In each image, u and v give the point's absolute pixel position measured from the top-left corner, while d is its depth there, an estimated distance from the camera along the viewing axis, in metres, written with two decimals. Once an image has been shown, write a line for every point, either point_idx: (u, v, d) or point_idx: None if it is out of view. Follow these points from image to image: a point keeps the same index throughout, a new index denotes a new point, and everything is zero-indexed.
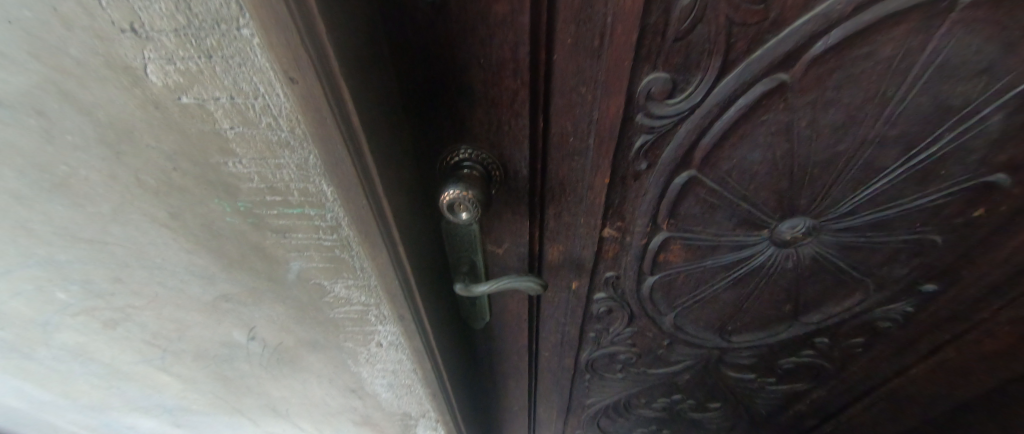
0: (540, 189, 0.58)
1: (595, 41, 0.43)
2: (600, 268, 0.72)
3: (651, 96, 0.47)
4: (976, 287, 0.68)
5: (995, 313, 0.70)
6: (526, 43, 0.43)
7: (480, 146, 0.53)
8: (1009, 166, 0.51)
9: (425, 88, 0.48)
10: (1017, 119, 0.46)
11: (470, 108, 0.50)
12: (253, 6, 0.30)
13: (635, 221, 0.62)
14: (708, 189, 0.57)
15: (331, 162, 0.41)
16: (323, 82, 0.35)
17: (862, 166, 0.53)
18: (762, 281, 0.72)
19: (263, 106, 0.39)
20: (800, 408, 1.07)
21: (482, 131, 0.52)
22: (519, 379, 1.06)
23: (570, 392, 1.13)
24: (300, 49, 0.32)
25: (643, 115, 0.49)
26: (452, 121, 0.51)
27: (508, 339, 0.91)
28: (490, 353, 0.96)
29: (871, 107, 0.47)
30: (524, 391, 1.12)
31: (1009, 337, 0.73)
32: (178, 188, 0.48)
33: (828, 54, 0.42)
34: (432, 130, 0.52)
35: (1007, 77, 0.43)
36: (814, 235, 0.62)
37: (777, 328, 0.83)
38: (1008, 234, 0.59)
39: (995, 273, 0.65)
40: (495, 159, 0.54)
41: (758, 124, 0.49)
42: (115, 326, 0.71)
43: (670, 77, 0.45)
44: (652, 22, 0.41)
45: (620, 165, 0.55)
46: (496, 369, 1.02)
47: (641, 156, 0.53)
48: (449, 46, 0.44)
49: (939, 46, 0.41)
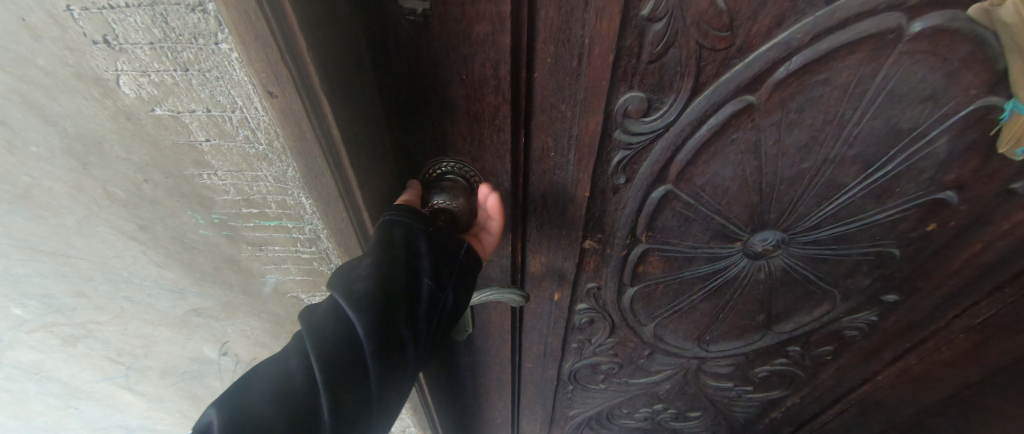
0: (522, 203, 0.60)
1: (574, 60, 0.44)
2: (581, 279, 0.73)
3: (628, 114, 0.48)
4: (933, 296, 0.72)
5: (951, 322, 0.75)
6: (507, 62, 0.44)
7: (461, 159, 0.54)
8: (957, 184, 0.55)
9: (406, 104, 0.49)
10: (961, 141, 0.50)
11: (451, 122, 0.50)
12: (233, 23, 0.31)
13: (615, 234, 0.64)
14: (684, 203, 0.59)
15: (310, 172, 0.42)
16: (302, 97, 0.35)
17: (824, 184, 0.55)
18: (737, 291, 0.74)
19: (241, 119, 0.38)
20: (776, 415, 1.10)
21: (464, 145, 0.52)
22: (501, 391, 1.05)
23: (554, 403, 1.13)
24: (280, 64, 0.33)
25: (621, 131, 0.50)
26: (434, 135, 0.52)
27: (490, 351, 0.90)
28: (473, 367, 0.95)
29: (831, 128, 0.49)
30: (507, 404, 1.12)
31: (964, 344, 0.78)
32: (148, 201, 0.46)
33: (790, 78, 0.45)
34: (414, 143, 0.52)
35: (949, 103, 0.46)
36: (784, 247, 0.64)
37: (752, 337, 0.85)
38: (958, 247, 0.63)
39: (949, 283, 0.69)
40: (478, 172, 0.55)
41: (729, 142, 0.52)
42: (75, 342, 0.68)
43: (645, 96, 0.47)
44: (627, 45, 0.43)
45: (599, 179, 0.56)
46: (478, 382, 1.01)
47: (619, 170, 0.55)
48: (431, 61, 0.45)
49: (888, 73, 0.44)
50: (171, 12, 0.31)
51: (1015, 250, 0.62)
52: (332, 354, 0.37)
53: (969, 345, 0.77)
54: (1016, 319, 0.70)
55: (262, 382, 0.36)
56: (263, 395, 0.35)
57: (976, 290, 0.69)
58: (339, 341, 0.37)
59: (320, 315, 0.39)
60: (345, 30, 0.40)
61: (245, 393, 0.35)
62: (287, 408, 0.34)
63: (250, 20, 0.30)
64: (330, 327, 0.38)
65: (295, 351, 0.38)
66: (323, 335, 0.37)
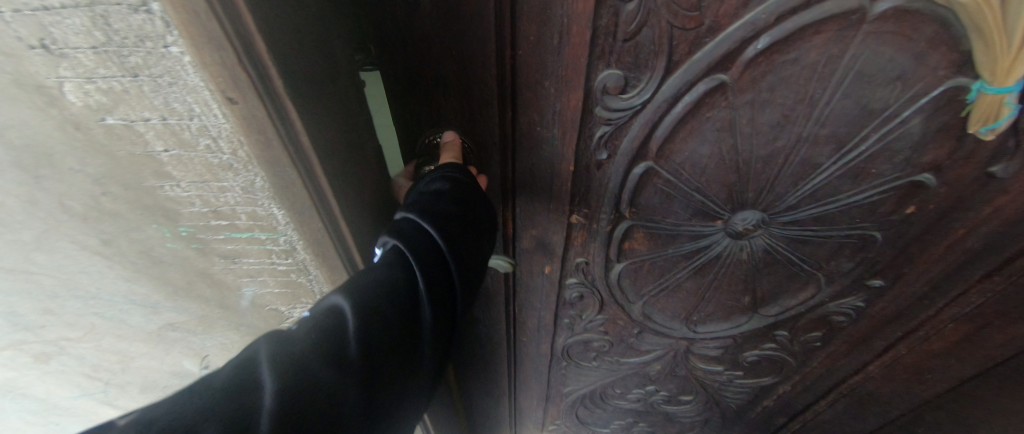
0: (506, 183, 0.63)
1: (554, 39, 0.46)
2: (571, 253, 0.74)
3: (607, 91, 0.49)
4: (918, 283, 0.73)
5: (939, 311, 0.76)
6: (493, 40, 0.47)
7: (458, 129, 0.57)
8: (933, 167, 0.55)
9: (404, 79, 0.54)
10: (934, 122, 0.50)
11: (444, 96, 0.54)
12: (183, 24, 0.29)
13: (601, 208, 0.64)
14: (665, 180, 0.60)
15: (281, 181, 0.41)
16: (265, 100, 0.35)
17: (799, 163, 0.56)
18: (720, 271, 0.75)
19: (200, 127, 0.37)
20: (768, 403, 1.12)
21: (456, 117, 0.56)
22: (498, 365, 1.07)
23: (548, 378, 1.14)
24: (237, 68, 0.32)
25: (601, 108, 0.51)
26: (428, 110, 0.56)
27: (489, 324, 0.93)
28: (466, 338, 0.96)
29: (803, 107, 0.49)
30: (501, 379, 1.13)
31: (955, 334, 0.79)
32: (109, 214, 0.44)
33: (760, 57, 0.45)
34: (412, 111, 0.57)
35: (920, 83, 0.46)
36: (764, 227, 0.65)
37: (739, 319, 0.86)
38: (939, 232, 0.64)
39: (933, 269, 0.70)
40: (468, 143, 0.58)
41: (705, 120, 0.52)
42: (48, 360, 0.66)
43: (623, 74, 0.47)
44: (603, 25, 0.43)
45: (582, 154, 0.57)
46: (472, 354, 1.03)
47: (601, 145, 0.55)
48: (422, 38, 0.49)
49: (857, 54, 0.44)
50: (113, 14, 0.29)
51: (997, 237, 0.62)
52: (427, 264, 0.45)
53: (961, 337, 0.79)
54: (1004, 309, 0.71)
55: (368, 282, 0.41)
56: (376, 293, 0.41)
57: (962, 278, 0.70)
58: (431, 260, 0.45)
59: (410, 234, 0.45)
60: (323, 19, 0.44)
61: (355, 289, 0.41)
62: (400, 305, 0.42)
63: (200, 22, 0.29)
64: (422, 246, 0.45)
65: (390, 263, 0.44)
66: (420, 251, 0.44)
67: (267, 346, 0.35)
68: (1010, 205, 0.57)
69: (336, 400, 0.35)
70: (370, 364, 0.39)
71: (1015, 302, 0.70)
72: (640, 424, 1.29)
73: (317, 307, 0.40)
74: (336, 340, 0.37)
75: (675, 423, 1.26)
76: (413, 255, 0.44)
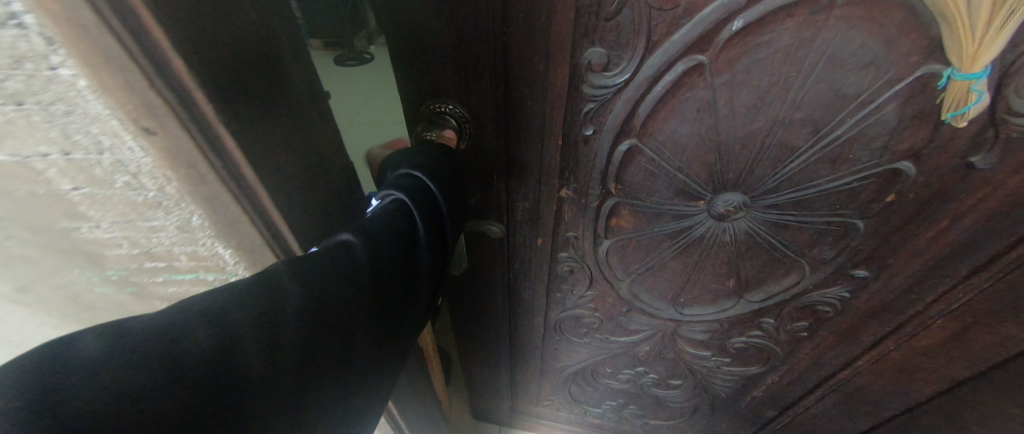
0: (503, 160, 0.65)
1: (543, 18, 0.50)
2: (561, 228, 0.76)
3: (591, 68, 0.54)
4: (902, 276, 0.74)
5: (926, 307, 0.77)
6: (486, 16, 0.50)
7: (459, 101, 0.59)
8: (911, 155, 0.56)
9: (402, 51, 0.55)
10: (909, 110, 0.51)
11: (441, 70, 0.56)
12: (69, 38, 0.27)
13: (589, 182, 0.67)
14: (648, 159, 0.62)
15: (212, 209, 0.40)
16: (190, 126, 0.34)
17: (776, 147, 0.57)
18: (704, 253, 0.77)
19: (114, 162, 0.35)
20: (757, 395, 1.14)
21: (455, 89, 0.58)
22: (498, 340, 1.10)
23: (541, 353, 1.16)
24: (149, 91, 0.31)
25: (587, 85, 0.55)
26: (425, 80, 0.57)
27: (490, 296, 0.95)
28: (463, 307, 0.99)
29: (777, 90, 0.51)
30: (496, 356, 1.17)
31: (943, 332, 0.80)
32: (26, 260, 0.43)
33: (733, 39, 0.49)
34: (412, 84, 0.58)
35: (893, 69, 0.48)
36: (746, 210, 0.66)
37: (725, 304, 0.89)
38: (922, 225, 0.65)
39: (917, 261, 0.71)
40: (467, 116, 0.60)
41: (685, 99, 0.55)
42: None
43: (605, 52, 0.52)
44: (586, 4, 0.48)
45: (570, 130, 0.61)
46: (474, 324, 1.05)
47: (586, 121, 0.59)
48: (419, 12, 0.51)
49: (826, 38, 0.46)
50: None
51: (980, 232, 0.63)
52: (427, 214, 0.46)
53: (949, 335, 0.79)
54: (993, 309, 0.72)
55: (373, 224, 0.41)
56: (383, 236, 0.41)
57: (950, 272, 0.70)
58: (429, 213, 0.46)
59: (413, 189, 0.46)
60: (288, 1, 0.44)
61: (359, 232, 0.40)
62: (401, 249, 0.43)
63: (91, 39, 0.27)
64: (422, 197, 0.46)
65: (394, 212, 0.43)
66: (420, 203, 0.45)
67: (282, 269, 0.35)
68: (992, 195, 0.58)
69: (350, 324, 0.38)
70: (380, 292, 0.40)
71: (1003, 304, 0.70)
72: (631, 405, 1.31)
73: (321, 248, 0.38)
74: (351, 270, 0.38)
75: (665, 408, 1.28)
76: (414, 206, 0.44)
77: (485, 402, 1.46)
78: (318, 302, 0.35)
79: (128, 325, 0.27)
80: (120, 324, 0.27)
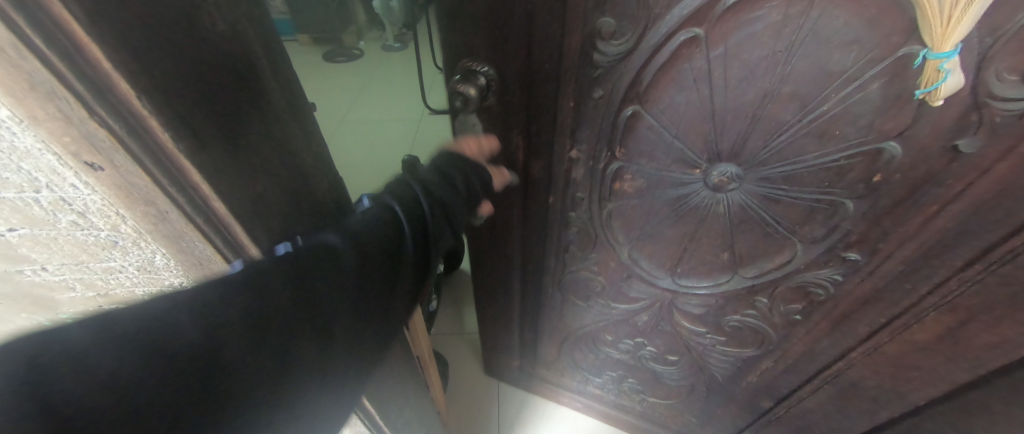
0: (524, 118, 0.71)
1: None
2: (571, 188, 0.83)
3: (601, 35, 0.59)
4: (894, 264, 0.76)
5: (919, 299, 0.79)
6: None
7: (490, 60, 0.65)
8: (897, 134, 0.60)
9: (446, 10, 0.61)
10: (893, 88, 0.55)
11: (475, 31, 0.62)
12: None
13: (597, 145, 0.73)
14: (650, 126, 0.68)
15: (161, 231, 0.46)
16: (143, 155, 0.38)
17: (767, 119, 0.62)
18: (700, 223, 0.82)
19: (59, 200, 0.44)
20: (752, 380, 1.19)
21: (486, 49, 0.64)
22: (508, 296, 1.19)
23: (548, 314, 1.25)
24: (86, 117, 0.35)
25: (597, 52, 0.61)
26: (460, 38, 0.64)
27: (502, 253, 1.03)
28: (479, 260, 1.08)
29: (768, 64, 0.56)
30: (507, 312, 1.26)
31: (937, 327, 0.80)
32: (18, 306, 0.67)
33: (727, 14, 0.53)
34: (451, 40, 0.65)
35: (876, 48, 0.52)
36: (740, 181, 0.71)
37: (720, 276, 0.94)
38: (913, 210, 0.68)
39: (907, 248, 0.73)
40: (495, 74, 0.66)
41: (683, 70, 0.60)
42: None
43: (614, 21, 0.57)
44: None
45: (581, 93, 0.66)
46: (487, 280, 1.15)
47: (594, 84, 0.65)
48: None
49: (812, 15, 0.51)
50: None
51: (969, 221, 0.65)
52: (412, 218, 0.55)
53: (945, 330, 0.80)
54: (991, 305, 0.72)
55: (361, 229, 0.51)
56: (370, 238, 0.50)
57: (943, 262, 0.72)
58: (413, 217, 0.55)
59: (399, 196, 0.56)
60: None
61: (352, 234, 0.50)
62: (386, 249, 0.51)
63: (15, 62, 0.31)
64: (408, 203, 0.56)
65: (382, 218, 0.53)
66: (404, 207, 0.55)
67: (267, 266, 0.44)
68: (980, 182, 0.60)
69: (336, 308, 0.45)
70: (368, 287, 0.48)
71: (995, 300, 0.71)
72: (630, 379, 1.39)
73: (308, 243, 0.48)
74: (334, 265, 0.46)
75: (664, 384, 1.35)
76: (399, 209, 0.54)
77: (496, 358, 1.57)
78: (301, 290, 0.44)
79: (111, 318, 0.34)
80: (107, 317, 0.34)
